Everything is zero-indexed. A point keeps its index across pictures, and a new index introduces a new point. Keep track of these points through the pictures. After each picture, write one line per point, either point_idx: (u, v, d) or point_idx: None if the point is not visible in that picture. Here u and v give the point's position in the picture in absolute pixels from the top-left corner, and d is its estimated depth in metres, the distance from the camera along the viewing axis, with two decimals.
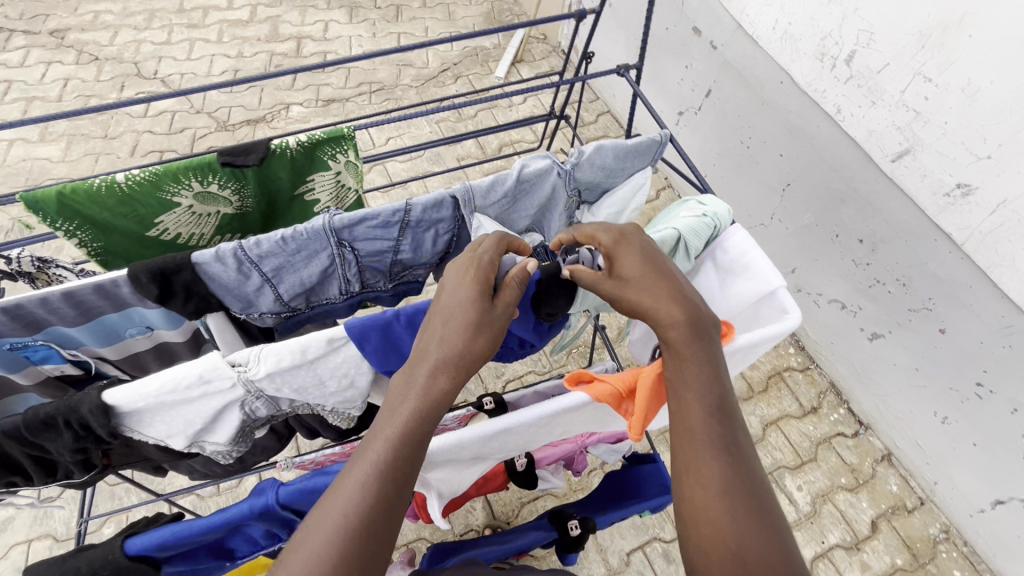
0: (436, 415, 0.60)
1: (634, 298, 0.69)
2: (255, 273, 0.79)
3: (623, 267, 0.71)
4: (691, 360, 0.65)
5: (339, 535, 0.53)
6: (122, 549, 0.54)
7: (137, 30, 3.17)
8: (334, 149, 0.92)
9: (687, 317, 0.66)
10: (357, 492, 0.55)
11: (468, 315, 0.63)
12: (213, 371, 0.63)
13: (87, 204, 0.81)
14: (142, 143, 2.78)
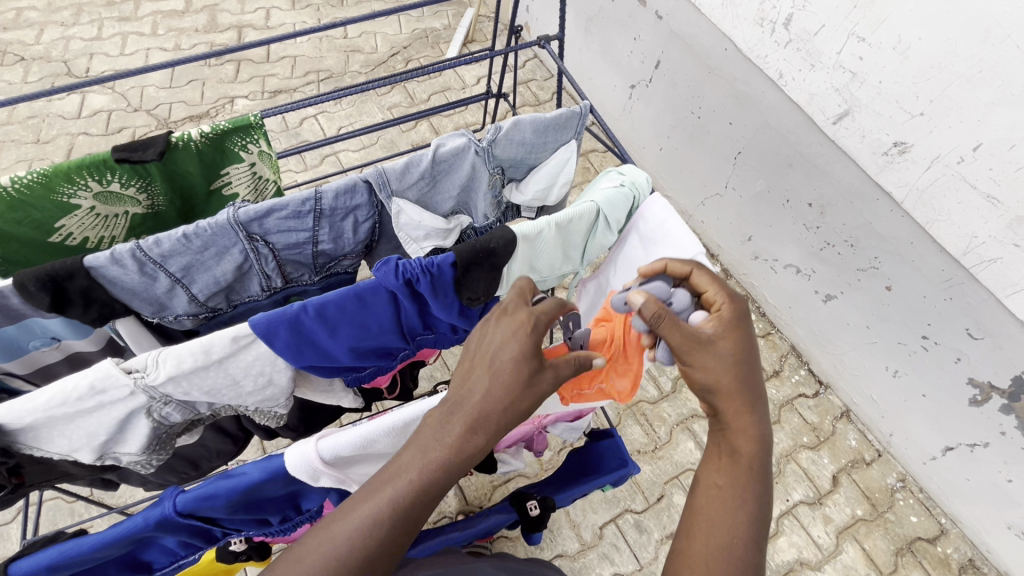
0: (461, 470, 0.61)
1: (710, 380, 0.69)
2: (161, 274, 0.75)
3: (722, 356, 0.68)
4: (746, 486, 0.68)
5: (339, 549, 0.55)
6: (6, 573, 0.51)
7: (64, 26, 2.99)
8: (244, 139, 0.88)
9: (756, 451, 0.70)
10: (370, 520, 0.57)
11: (513, 377, 0.62)
12: (106, 380, 0.60)
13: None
14: (78, 147, 2.65)
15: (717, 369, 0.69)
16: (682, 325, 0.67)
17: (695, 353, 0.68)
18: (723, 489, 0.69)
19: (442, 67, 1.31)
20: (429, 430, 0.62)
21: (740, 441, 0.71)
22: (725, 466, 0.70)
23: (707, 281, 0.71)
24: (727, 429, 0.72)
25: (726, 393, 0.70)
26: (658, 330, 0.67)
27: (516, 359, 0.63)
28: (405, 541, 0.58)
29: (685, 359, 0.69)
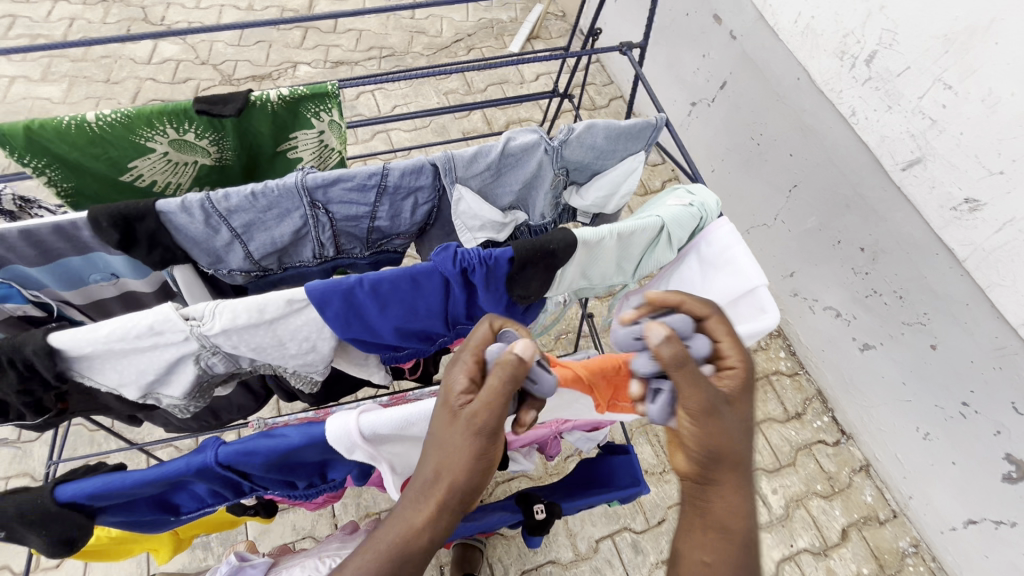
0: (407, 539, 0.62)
1: (710, 455, 0.67)
2: (224, 228, 0.76)
3: (730, 418, 0.67)
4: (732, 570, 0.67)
5: None
6: (52, 495, 0.53)
7: None
8: (317, 107, 0.89)
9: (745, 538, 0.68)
10: None
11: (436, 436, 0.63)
12: (165, 323, 0.62)
13: (58, 143, 0.79)
14: (144, 91, 2.73)
15: (722, 438, 0.66)
16: (699, 380, 0.65)
17: (701, 418, 0.66)
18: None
19: (508, 61, 1.24)
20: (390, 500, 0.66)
21: (726, 516, 0.69)
22: (713, 543, 0.68)
23: (723, 334, 0.70)
24: (710, 502, 0.69)
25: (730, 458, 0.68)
26: (677, 374, 0.64)
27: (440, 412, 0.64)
28: None
29: (695, 422, 0.66)
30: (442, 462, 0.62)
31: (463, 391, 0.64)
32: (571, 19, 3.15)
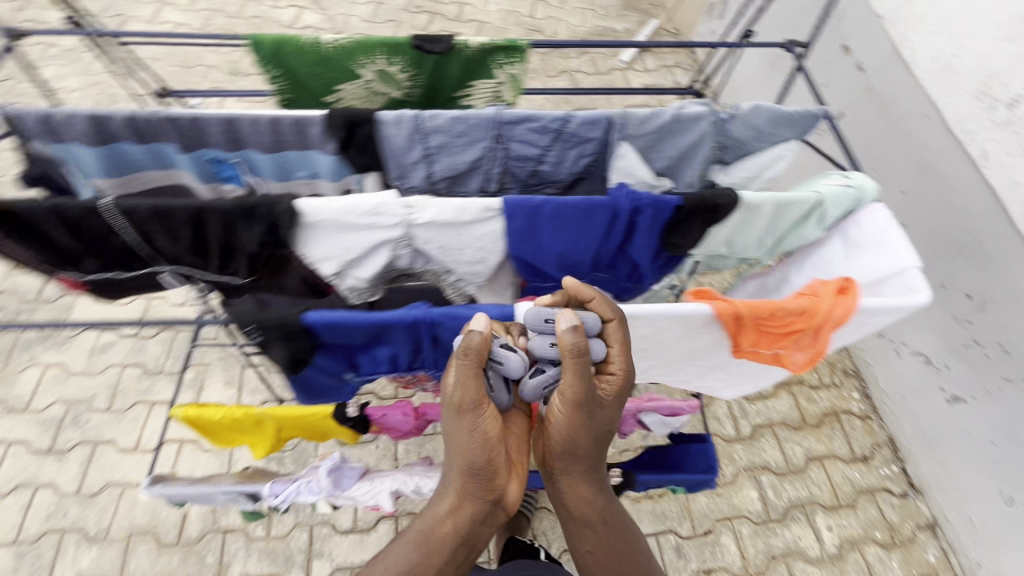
0: (450, 521, 0.94)
1: (574, 444, 0.85)
2: (420, 146, 0.88)
3: (605, 417, 0.84)
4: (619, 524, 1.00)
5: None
6: (301, 316, 0.68)
7: None
8: (505, 59, 0.99)
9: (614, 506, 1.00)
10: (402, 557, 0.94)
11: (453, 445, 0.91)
12: (385, 207, 0.73)
13: (296, 58, 0.93)
14: None
15: (586, 433, 0.84)
16: (580, 378, 0.79)
17: (573, 411, 0.82)
18: (598, 530, 0.97)
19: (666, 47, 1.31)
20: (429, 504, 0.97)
21: (585, 491, 0.96)
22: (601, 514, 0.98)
23: (615, 340, 0.81)
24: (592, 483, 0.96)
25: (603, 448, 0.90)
26: (572, 365, 0.77)
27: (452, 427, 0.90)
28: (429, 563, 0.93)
29: (563, 412, 0.82)
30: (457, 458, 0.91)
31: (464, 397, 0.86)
32: (684, 35, 3.19)
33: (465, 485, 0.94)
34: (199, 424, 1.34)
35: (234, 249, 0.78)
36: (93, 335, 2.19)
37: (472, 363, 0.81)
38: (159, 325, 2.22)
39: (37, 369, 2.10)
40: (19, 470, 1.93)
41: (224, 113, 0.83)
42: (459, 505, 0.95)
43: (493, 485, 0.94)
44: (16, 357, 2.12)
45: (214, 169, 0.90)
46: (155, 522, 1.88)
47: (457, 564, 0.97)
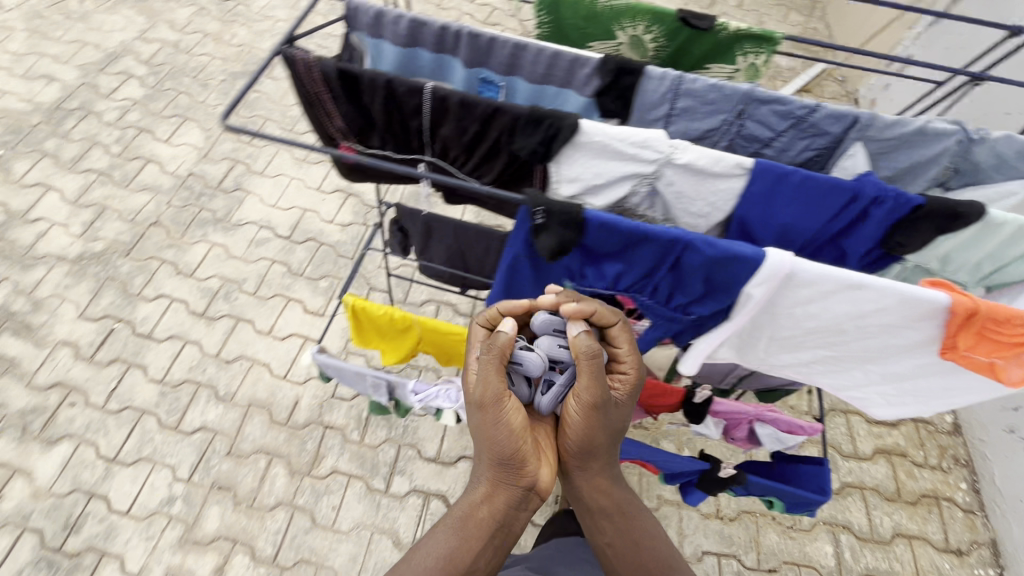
0: (484, 510, 1.10)
1: (586, 440, 1.07)
2: (669, 105, 1.01)
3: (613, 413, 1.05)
4: (629, 511, 1.19)
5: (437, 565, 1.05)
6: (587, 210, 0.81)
7: None
8: (750, 48, 1.20)
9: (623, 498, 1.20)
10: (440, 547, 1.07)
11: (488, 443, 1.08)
12: (654, 142, 0.83)
13: (571, 9, 1.24)
14: (462, 22, 3.27)
15: (598, 429, 1.06)
16: (590, 379, 0.98)
17: (588, 410, 1.03)
18: (616, 522, 1.17)
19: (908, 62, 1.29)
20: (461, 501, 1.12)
21: (601, 480, 1.18)
22: (609, 507, 1.18)
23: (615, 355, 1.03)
24: (599, 475, 1.17)
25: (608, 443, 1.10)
26: (589, 365, 0.97)
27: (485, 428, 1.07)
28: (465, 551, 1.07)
29: (577, 411, 1.04)
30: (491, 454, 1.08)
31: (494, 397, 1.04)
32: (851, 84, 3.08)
33: (497, 474, 1.11)
34: (359, 318, 1.51)
35: (501, 149, 0.91)
36: (254, 229, 2.46)
37: (495, 362, 1.03)
38: (309, 234, 2.48)
39: (206, 245, 2.40)
40: (174, 324, 2.21)
41: (519, 42, 0.97)
42: (493, 494, 1.11)
43: (522, 476, 1.10)
44: (191, 230, 2.43)
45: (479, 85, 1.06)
46: (272, 400, 2.09)
47: (497, 548, 1.10)
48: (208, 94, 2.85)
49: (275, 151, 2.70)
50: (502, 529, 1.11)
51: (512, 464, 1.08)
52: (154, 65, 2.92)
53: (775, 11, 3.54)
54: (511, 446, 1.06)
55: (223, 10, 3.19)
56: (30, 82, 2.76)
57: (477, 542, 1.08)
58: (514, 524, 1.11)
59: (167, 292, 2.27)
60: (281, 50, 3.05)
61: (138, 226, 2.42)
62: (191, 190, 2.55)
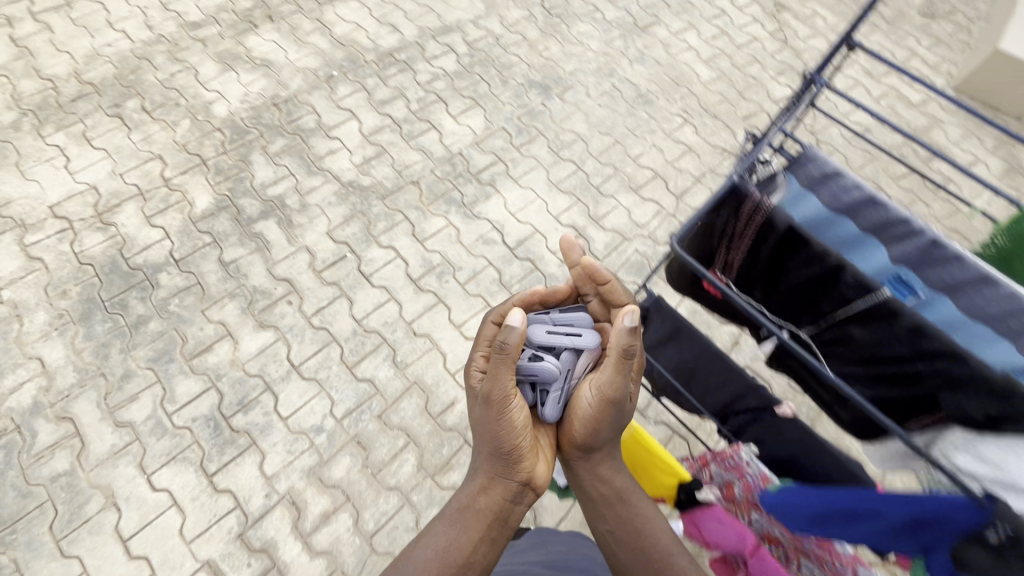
0: (488, 499, 1.36)
1: (594, 430, 1.39)
2: None
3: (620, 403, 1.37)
4: (621, 504, 1.45)
5: (443, 552, 1.25)
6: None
7: (829, 45, 3.55)
8: None
9: (612, 490, 1.47)
10: (444, 535, 1.29)
11: (495, 437, 1.36)
12: None
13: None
14: (757, 118, 3.15)
15: (606, 420, 1.38)
16: (617, 371, 1.31)
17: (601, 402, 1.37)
18: (616, 509, 1.44)
19: None
20: (463, 501, 1.36)
21: (603, 469, 1.48)
22: (603, 496, 1.46)
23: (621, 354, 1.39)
24: (595, 464, 1.47)
25: (606, 431, 1.42)
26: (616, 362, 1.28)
27: (495, 420, 1.35)
28: (474, 534, 1.29)
29: (594, 401, 1.38)
30: (497, 446, 1.37)
31: (507, 393, 1.34)
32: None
33: (495, 467, 1.39)
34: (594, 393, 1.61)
35: (918, 374, 1.19)
36: (487, 227, 2.58)
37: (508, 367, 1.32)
38: (529, 255, 2.54)
39: (443, 222, 2.56)
40: (389, 277, 2.38)
41: (982, 271, 1.17)
42: (491, 487, 1.39)
43: (518, 470, 1.38)
44: (438, 202, 2.62)
45: (901, 289, 1.25)
46: (433, 389, 2.16)
47: (497, 534, 1.34)
48: (504, 90, 3.06)
49: (535, 165, 2.81)
50: (498, 519, 1.36)
51: (511, 456, 1.37)
52: (473, 48, 3.22)
53: None
54: (512, 437, 1.36)
55: (548, 23, 3.42)
56: (380, 25, 3.22)
57: (475, 531, 1.31)
58: (508, 514, 1.37)
59: (397, 247, 2.47)
60: (580, 77, 3.18)
61: (401, 179, 2.67)
62: (454, 167, 2.74)
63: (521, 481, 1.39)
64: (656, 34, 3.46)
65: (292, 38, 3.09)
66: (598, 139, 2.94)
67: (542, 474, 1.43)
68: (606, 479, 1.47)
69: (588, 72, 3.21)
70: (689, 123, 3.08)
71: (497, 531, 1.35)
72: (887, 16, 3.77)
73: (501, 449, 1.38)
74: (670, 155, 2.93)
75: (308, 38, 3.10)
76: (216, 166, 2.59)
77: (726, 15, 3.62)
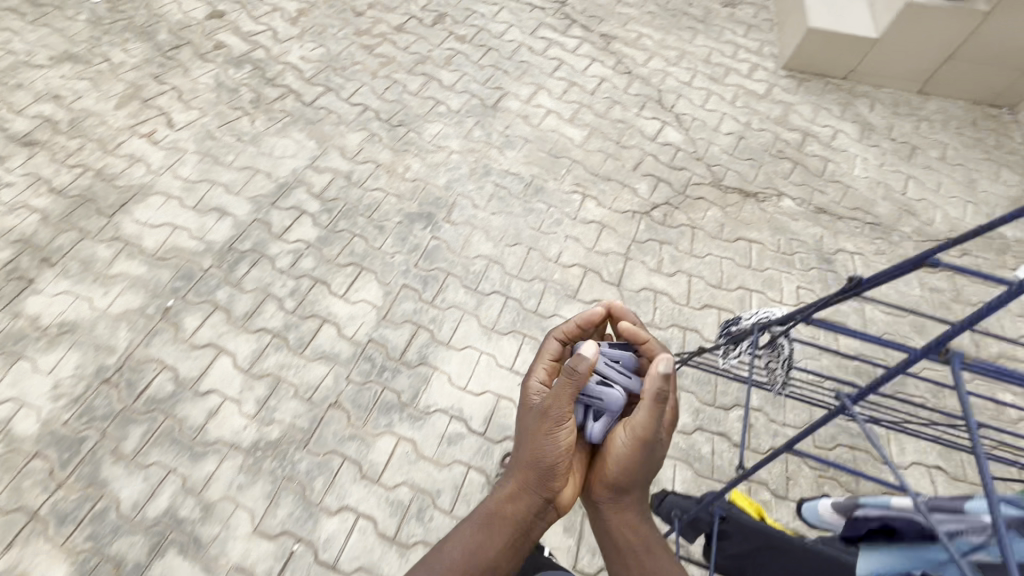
0: (512, 510, 1.27)
1: (631, 475, 1.27)
2: None
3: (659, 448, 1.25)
4: (651, 559, 1.25)
5: (454, 560, 1.19)
6: None
7: (667, 62, 3.57)
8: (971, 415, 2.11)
9: (645, 540, 1.28)
10: (462, 538, 1.23)
11: (535, 450, 1.27)
12: None
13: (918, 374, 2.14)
14: (645, 163, 3.03)
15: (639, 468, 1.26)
16: (655, 420, 1.20)
17: (636, 447, 1.26)
18: (640, 560, 1.24)
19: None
20: (486, 507, 1.29)
21: (631, 515, 1.29)
22: (635, 546, 1.26)
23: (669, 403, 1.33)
24: (629, 509, 1.31)
25: (642, 475, 1.29)
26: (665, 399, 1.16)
27: (540, 432, 1.27)
28: (488, 546, 1.22)
29: (628, 444, 1.27)
30: (534, 458, 1.27)
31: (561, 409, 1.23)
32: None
33: (525, 481, 1.29)
34: None
35: None
36: (444, 419, 2.14)
37: (569, 393, 1.23)
38: (506, 431, 2.14)
39: (392, 439, 2.08)
40: (361, 552, 1.86)
41: None
42: (520, 497, 1.28)
43: (548, 487, 1.27)
44: (374, 417, 2.12)
45: None
46: None
47: (512, 553, 1.24)
48: (385, 239, 2.61)
49: (460, 315, 2.41)
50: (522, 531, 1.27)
51: (547, 474, 1.27)
52: (327, 199, 2.72)
53: (984, 167, 3.22)
54: (552, 454, 1.26)
55: (395, 137, 3.01)
56: (202, 215, 2.59)
57: (498, 541, 1.24)
58: (533, 527, 1.28)
59: (352, 504, 1.94)
60: (458, 188, 2.83)
61: (316, 407, 2.13)
62: (373, 362, 2.25)
63: (547, 499, 1.27)
64: (509, 108, 3.21)
65: (92, 277, 2.35)
66: (510, 254, 2.62)
67: (569, 496, 1.33)
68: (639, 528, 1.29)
69: (464, 178, 2.87)
70: (589, 197, 2.86)
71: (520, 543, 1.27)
72: (697, 16, 3.90)
73: (539, 465, 1.27)
74: (589, 241, 2.70)
75: (114, 269, 2.38)
76: (54, 513, 1.84)
77: (564, 63, 3.48)
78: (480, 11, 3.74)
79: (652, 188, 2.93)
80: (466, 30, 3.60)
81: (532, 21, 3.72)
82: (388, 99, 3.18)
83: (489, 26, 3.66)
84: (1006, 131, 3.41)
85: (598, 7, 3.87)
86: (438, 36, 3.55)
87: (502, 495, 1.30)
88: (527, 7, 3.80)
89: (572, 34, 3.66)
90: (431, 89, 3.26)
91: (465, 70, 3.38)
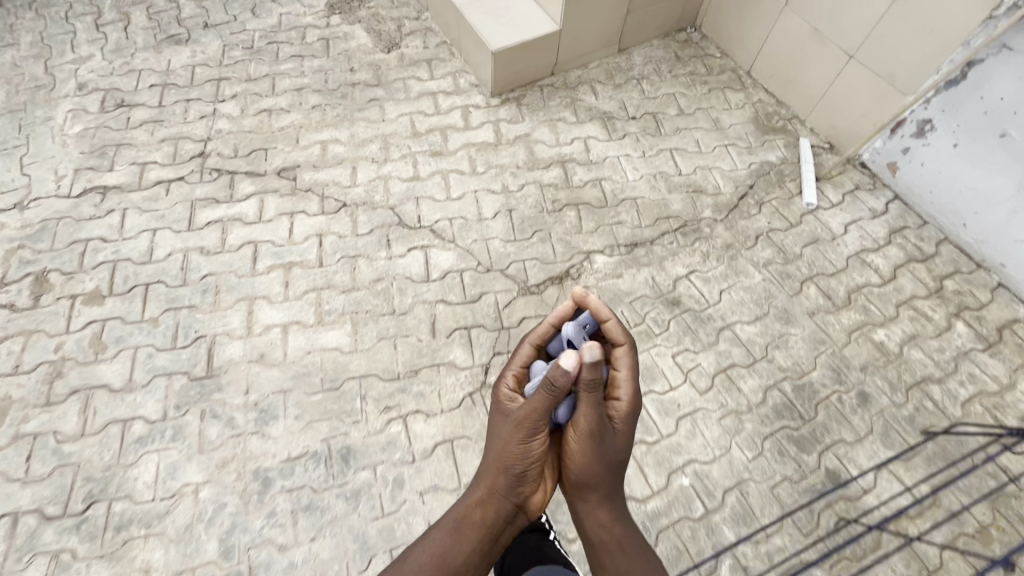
0: (483, 516, 1.57)
1: (590, 466, 1.56)
2: None
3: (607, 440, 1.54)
4: (618, 550, 1.55)
5: (434, 556, 1.47)
6: None
7: (376, 163, 2.81)
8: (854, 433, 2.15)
9: (614, 535, 1.57)
10: (440, 537, 1.52)
11: (502, 462, 1.56)
12: None
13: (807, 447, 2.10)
14: (440, 318, 2.35)
15: (596, 459, 1.55)
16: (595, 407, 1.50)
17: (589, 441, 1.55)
18: (611, 553, 1.55)
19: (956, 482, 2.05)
20: (463, 511, 1.58)
21: (601, 514, 1.61)
22: (605, 537, 1.58)
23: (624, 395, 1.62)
24: (595, 504, 1.63)
25: (602, 475, 1.57)
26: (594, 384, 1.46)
27: (514, 442, 1.55)
28: (462, 547, 1.51)
29: (584, 443, 1.56)
30: (503, 464, 1.57)
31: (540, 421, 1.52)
32: (847, 153, 2.92)
33: (497, 486, 1.58)
34: None
35: None
36: None
37: (543, 400, 1.50)
38: None
39: None
40: None
41: None
42: (492, 500, 1.58)
43: (519, 491, 1.58)
44: None
45: None
46: None
47: (483, 551, 1.53)
48: None
49: None
50: (490, 533, 1.56)
51: (517, 481, 1.56)
52: None
53: (714, 100, 3.18)
54: (522, 463, 1.54)
55: (94, 534, 1.87)
56: None
57: (472, 538, 1.53)
58: (502, 530, 1.57)
59: None
60: (242, 542, 1.88)
61: None
62: None
63: (517, 502, 1.58)
64: (231, 360, 2.22)
65: None
66: None
67: (538, 502, 1.64)
68: (607, 524, 1.59)
69: (240, 519, 1.92)
70: (410, 416, 2.13)
71: (490, 546, 1.55)
72: (370, 82, 3.15)
73: (511, 472, 1.56)
74: (450, 479, 2.01)
75: None
76: None
77: (260, 243, 2.52)
78: (94, 234, 2.52)
79: (469, 346, 2.29)
80: (93, 277, 2.39)
81: (180, 206, 2.62)
82: (42, 477, 1.97)
83: (124, 250, 2.48)
84: (704, 51, 3.40)
85: (250, 135, 2.89)
86: (56, 314, 2.30)
87: (480, 504, 1.59)
88: (159, 189, 2.67)
89: (242, 193, 2.67)
90: (102, 410, 2.10)
91: (133, 342, 2.25)
